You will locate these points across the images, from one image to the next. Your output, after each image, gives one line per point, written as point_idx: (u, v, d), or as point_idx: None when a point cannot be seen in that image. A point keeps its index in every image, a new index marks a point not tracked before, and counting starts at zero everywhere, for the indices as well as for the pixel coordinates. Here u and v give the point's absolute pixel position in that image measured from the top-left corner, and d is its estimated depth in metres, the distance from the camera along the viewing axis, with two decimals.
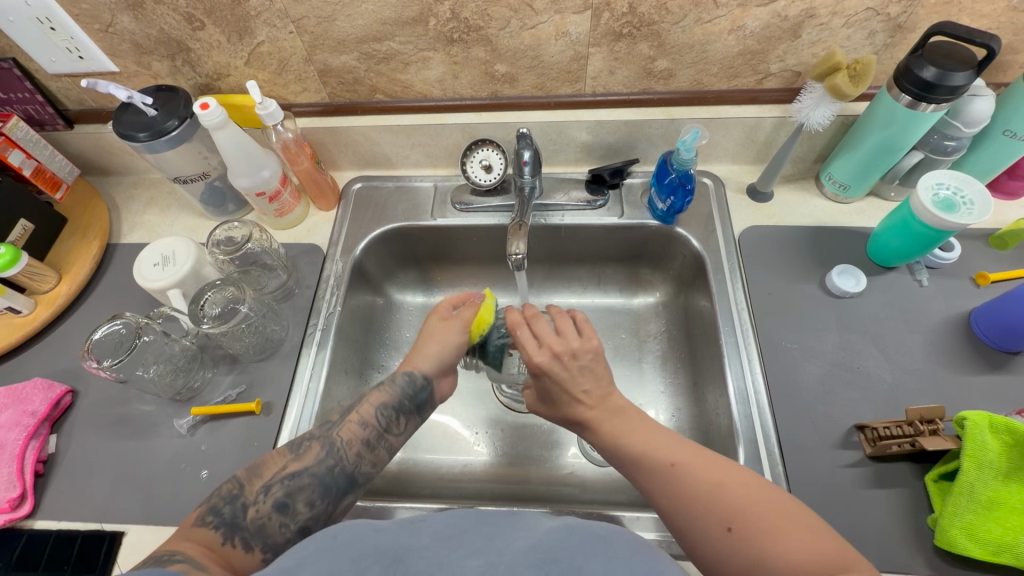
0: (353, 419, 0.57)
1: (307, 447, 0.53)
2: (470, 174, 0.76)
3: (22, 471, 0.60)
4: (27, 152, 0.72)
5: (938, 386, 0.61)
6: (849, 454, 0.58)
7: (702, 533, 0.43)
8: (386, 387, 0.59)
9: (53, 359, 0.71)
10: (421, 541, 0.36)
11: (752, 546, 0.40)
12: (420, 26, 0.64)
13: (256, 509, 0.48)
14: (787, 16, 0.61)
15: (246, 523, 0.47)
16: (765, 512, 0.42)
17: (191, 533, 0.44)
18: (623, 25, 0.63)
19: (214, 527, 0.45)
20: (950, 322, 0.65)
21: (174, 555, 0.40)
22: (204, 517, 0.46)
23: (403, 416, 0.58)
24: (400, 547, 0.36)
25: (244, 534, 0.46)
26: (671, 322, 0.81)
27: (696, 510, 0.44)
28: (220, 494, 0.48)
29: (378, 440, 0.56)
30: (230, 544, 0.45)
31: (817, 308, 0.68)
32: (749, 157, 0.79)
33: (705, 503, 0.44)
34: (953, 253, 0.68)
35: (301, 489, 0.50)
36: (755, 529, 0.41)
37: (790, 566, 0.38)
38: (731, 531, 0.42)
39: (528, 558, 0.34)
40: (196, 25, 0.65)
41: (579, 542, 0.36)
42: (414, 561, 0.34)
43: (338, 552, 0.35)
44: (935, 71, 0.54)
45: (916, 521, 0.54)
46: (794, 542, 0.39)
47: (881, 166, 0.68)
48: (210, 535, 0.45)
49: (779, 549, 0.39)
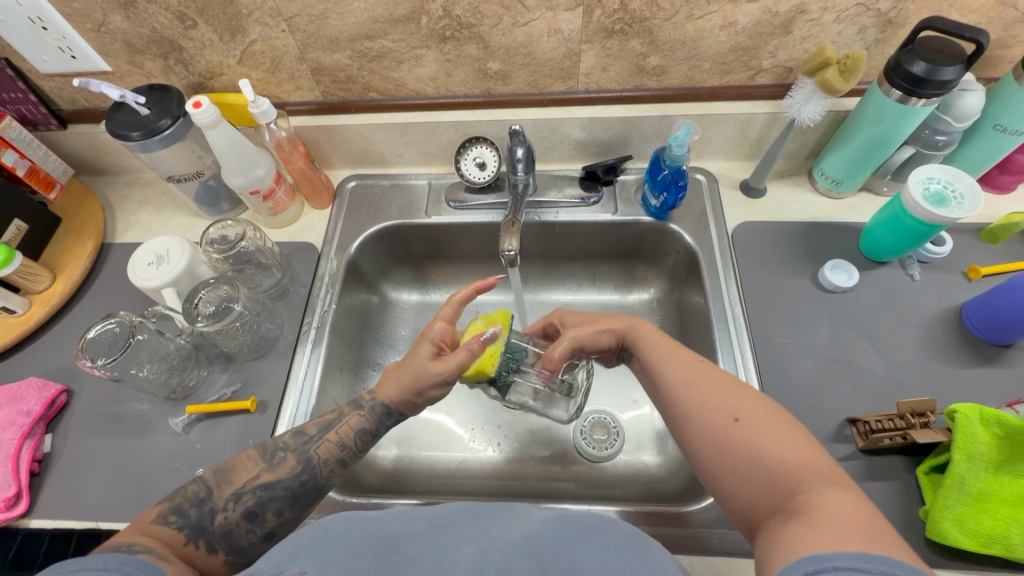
0: (330, 438, 0.55)
1: (281, 459, 0.53)
2: (464, 172, 0.76)
3: (17, 470, 0.60)
4: (20, 152, 0.72)
5: (929, 379, 0.61)
6: (842, 448, 0.58)
7: (703, 421, 0.44)
8: (365, 412, 0.56)
9: (48, 358, 0.71)
10: (414, 529, 0.37)
11: (750, 438, 0.40)
12: (412, 23, 0.64)
13: (223, 516, 0.48)
14: (777, 12, 0.61)
15: (213, 528, 0.47)
16: (771, 416, 0.42)
17: (148, 528, 0.44)
18: (615, 22, 0.63)
19: (178, 527, 0.45)
20: (941, 315, 0.66)
21: (132, 546, 0.39)
22: (166, 516, 0.45)
23: (377, 438, 0.57)
24: (394, 536, 0.36)
25: (210, 538, 0.46)
26: (666, 317, 0.82)
27: (704, 403, 0.45)
28: (185, 495, 0.48)
29: (353, 457, 0.56)
30: (193, 545, 0.45)
31: (810, 303, 0.68)
32: (742, 153, 0.80)
33: (720, 399, 0.45)
34: (944, 247, 0.69)
35: (273, 500, 0.51)
36: (760, 427, 0.41)
37: (784, 458, 0.38)
38: (737, 421, 0.42)
39: (523, 548, 0.34)
40: (188, 23, 0.65)
41: (572, 534, 0.36)
42: (406, 548, 0.34)
43: (330, 542, 0.35)
44: (925, 66, 0.55)
45: (908, 513, 0.54)
46: (792, 441, 0.40)
47: (873, 161, 0.68)
48: (172, 534, 0.44)
49: (777, 442, 0.39)
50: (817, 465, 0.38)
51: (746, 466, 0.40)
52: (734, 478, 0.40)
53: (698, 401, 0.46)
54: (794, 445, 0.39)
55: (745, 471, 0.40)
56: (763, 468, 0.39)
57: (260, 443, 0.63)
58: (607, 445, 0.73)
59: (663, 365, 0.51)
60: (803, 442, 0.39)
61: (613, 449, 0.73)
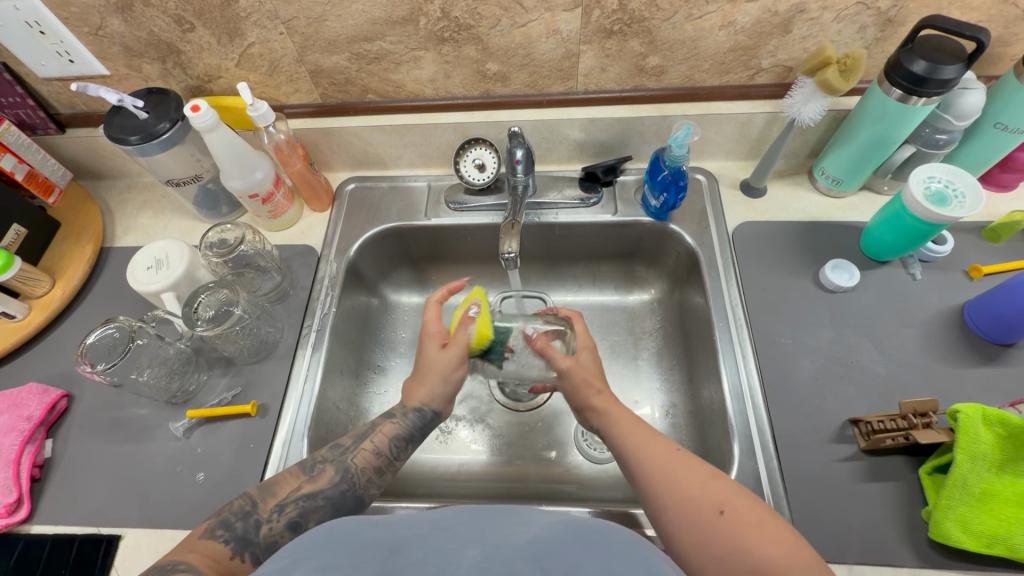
0: (366, 447, 0.56)
1: (321, 469, 0.53)
2: (463, 173, 0.76)
3: (18, 476, 0.60)
4: (19, 157, 0.72)
5: (931, 379, 0.61)
6: (844, 448, 0.58)
7: (687, 512, 0.45)
8: (397, 420, 0.58)
9: (49, 363, 0.71)
10: (417, 531, 0.37)
11: (736, 534, 0.42)
12: (411, 25, 0.64)
13: (268, 528, 0.48)
14: (777, 11, 0.61)
15: (259, 539, 0.47)
16: (751, 510, 0.43)
17: (195, 544, 0.45)
18: (614, 23, 0.63)
19: (225, 541, 0.46)
20: (943, 315, 0.65)
21: (179, 564, 0.41)
22: (213, 530, 0.46)
23: (411, 445, 0.58)
24: (395, 538, 0.36)
25: (255, 550, 0.47)
26: (667, 318, 0.81)
27: (687, 492, 0.46)
28: (231, 509, 0.48)
29: (387, 467, 0.56)
30: (239, 559, 0.46)
31: (811, 303, 0.68)
32: (742, 152, 0.79)
33: (704, 488, 0.46)
34: (946, 246, 0.69)
35: (314, 511, 0.51)
36: (747, 522, 0.42)
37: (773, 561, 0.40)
38: (722, 515, 0.43)
39: (525, 552, 0.34)
40: (186, 27, 0.65)
41: (574, 536, 0.36)
42: (410, 552, 0.34)
43: (334, 546, 0.35)
44: (925, 65, 0.54)
45: (910, 513, 0.54)
46: (778, 542, 0.41)
47: (872, 161, 0.68)
48: (218, 547, 0.45)
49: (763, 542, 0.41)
50: (805, 566, 0.39)
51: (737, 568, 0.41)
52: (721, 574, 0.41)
53: (680, 492, 0.46)
54: (784, 541, 0.41)
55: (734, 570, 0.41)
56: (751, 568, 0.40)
57: (261, 447, 0.63)
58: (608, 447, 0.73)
59: (635, 448, 0.51)
60: (790, 542, 0.41)
61: None
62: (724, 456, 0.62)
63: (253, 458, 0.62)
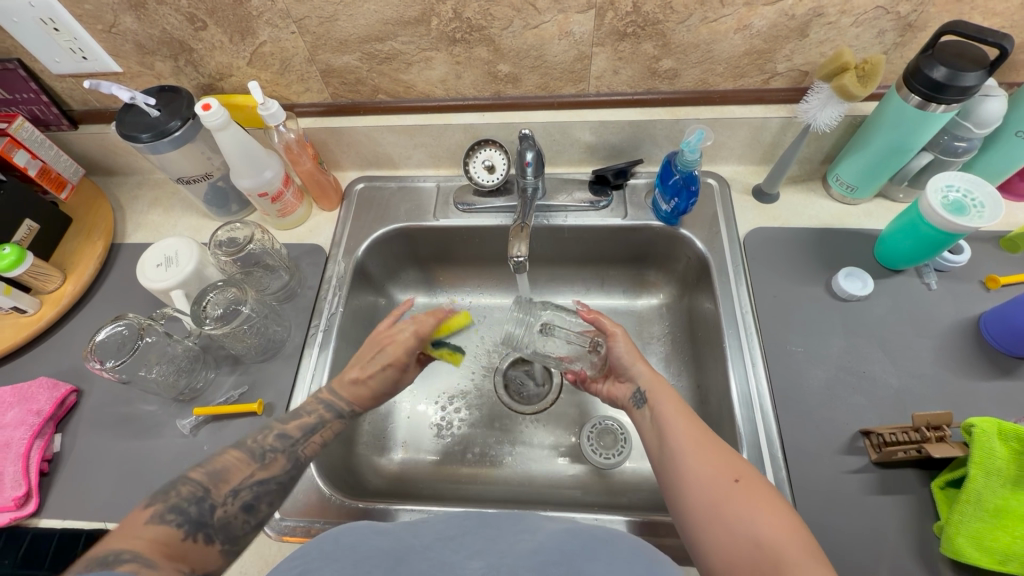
0: (315, 438, 0.56)
1: (273, 458, 0.52)
2: (473, 174, 0.75)
3: (27, 469, 0.60)
4: (32, 152, 0.73)
5: (945, 391, 0.60)
6: (854, 460, 0.57)
7: (705, 476, 0.46)
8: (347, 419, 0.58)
9: (58, 357, 0.72)
10: (421, 541, 0.37)
11: (746, 502, 0.43)
12: (423, 26, 0.63)
13: (223, 510, 0.46)
14: (794, 15, 0.60)
15: (214, 521, 0.45)
16: (766, 490, 0.45)
17: (142, 529, 0.41)
18: (627, 25, 0.62)
19: (179, 524, 0.43)
20: (958, 327, 0.64)
21: (120, 554, 0.37)
22: (164, 515, 0.43)
23: None
24: (401, 548, 0.36)
25: (208, 531, 0.44)
26: (676, 323, 0.81)
27: (708, 458, 0.47)
28: (182, 494, 0.45)
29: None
30: (193, 541, 0.43)
31: (824, 311, 0.67)
32: (755, 157, 0.79)
33: (721, 459, 0.47)
34: (962, 256, 0.67)
35: (265, 496, 0.50)
36: (759, 497, 0.44)
37: (774, 534, 0.41)
38: (737, 482, 0.45)
39: (528, 560, 0.34)
40: (198, 25, 0.65)
41: (578, 547, 0.36)
42: (416, 562, 0.34)
43: (340, 556, 0.35)
44: (946, 71, 0.53)
45: (921, 528, 0.53)
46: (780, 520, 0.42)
47: (889, 167, 0.67)
48: (171, 530, 0.42)
49: (768, 515, 0.42)
50: (806, 548, 0.40)
51: (736, 538, 0.42)
52: (724, 539, 0.43)
53: (701, 456, 0.48)
54: (787, 519, 0.42)
55: (733, 538, 0.42)
56: (750, 542, 0.41)
57: None
58: (614, 452, 0.72)
59: (666, 419, 0.53)
60: (795, 523, 0.42)
61: (619, 457, 0.72)
62: None
63: None
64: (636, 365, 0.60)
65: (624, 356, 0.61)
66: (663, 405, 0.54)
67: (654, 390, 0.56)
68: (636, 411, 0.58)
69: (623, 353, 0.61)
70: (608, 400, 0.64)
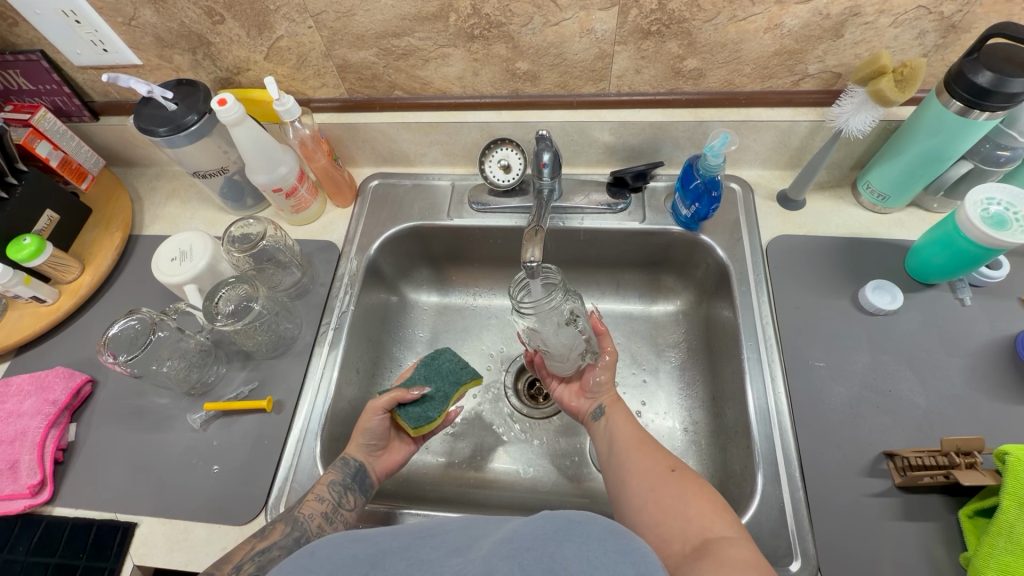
0: (310, 497, 0.56)
1: (272, 527, 0.52)
2: (489, 174, 0.74)
3: (42, 458, 0.61)
4: (54, 144, 0.74)
5: (977, 415, 0.57)
6: (877, 483, 0.55)
7: (647, 467, 0.53)
8: (336, 467, 0.58)
9: (75, 347, 0.73)
10: (400, 542, 0.33)
11: (680, 485, 0.50)
12: (441, 22, 0.62)
13: None
14: (829, 14, 0.57)
15: None
16: (695, 481, 0.51)
17: None
18: (651, 23, 0.60)
19: None
20: (994, 346, 0.61)
21: None
22: None
23: (350, 491, 0.57)
24: (376, 552, 0.32)
25: None
26: (692, 330, 0.78)
27: (649, 454, 0.55)
28: None
29: (336, 513, 0.55)
30: None
31: (849, 326, 0.64)
32: (781, 161, 0.76)
33: (662, 454, 0.55)
34: (1000, 271, 0.64)
35: (272, 562, 0.48)
36: (690, 482, 0.50)
37: (701, 513, 0.47)
38: (672, 471, 0.52)
39: (501, 549, 0.30)
40: (216, 18, 0.64)
41: (553, 530, 0.31)
42: (392, 563, 0.30)
43: (314, 567, 0.31)
44: (992, 76, 0.50)
45: (948, 559, 0.50)
46: (707, 504, 0.48)
47: (922, 176, 0.64)
48: None
49: (696, 499, 0.48)
50: (728, 522, 0.46)
51: (668, 516, 0.48)
52: (661, 517, 0.48)
53: (643, 453, 0.55)
54: (715, 502, 0.48)
55: (666, 513, 0.48)
56: (681, 519, 0.47)
57: (276, 444, 0.63)
58: None
59: (616, 428, 0.60)
60: (722, 506, 0.48)
61: None
62: (747, 483, 0.59)
63: (267, 454, 0.63)
64: (607, 389, 0.65)
65: (601, 380, 0.65)
66: (617, 419, 0.61)
67: (612, 406, 0.63)
68: (592, 424, 0.64)
69: (601, 380, 0.65)
70: (565, 406, 0.68)
